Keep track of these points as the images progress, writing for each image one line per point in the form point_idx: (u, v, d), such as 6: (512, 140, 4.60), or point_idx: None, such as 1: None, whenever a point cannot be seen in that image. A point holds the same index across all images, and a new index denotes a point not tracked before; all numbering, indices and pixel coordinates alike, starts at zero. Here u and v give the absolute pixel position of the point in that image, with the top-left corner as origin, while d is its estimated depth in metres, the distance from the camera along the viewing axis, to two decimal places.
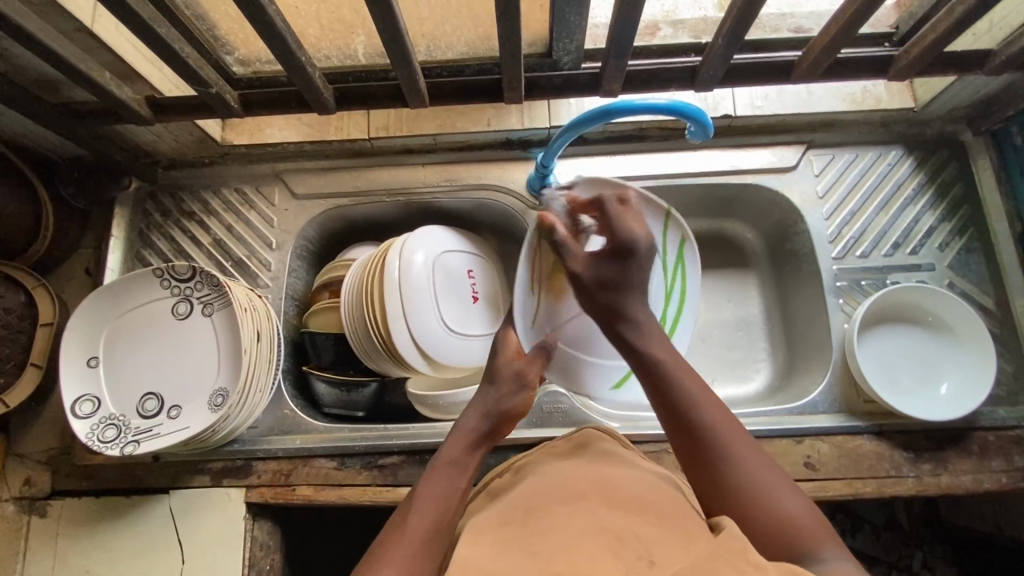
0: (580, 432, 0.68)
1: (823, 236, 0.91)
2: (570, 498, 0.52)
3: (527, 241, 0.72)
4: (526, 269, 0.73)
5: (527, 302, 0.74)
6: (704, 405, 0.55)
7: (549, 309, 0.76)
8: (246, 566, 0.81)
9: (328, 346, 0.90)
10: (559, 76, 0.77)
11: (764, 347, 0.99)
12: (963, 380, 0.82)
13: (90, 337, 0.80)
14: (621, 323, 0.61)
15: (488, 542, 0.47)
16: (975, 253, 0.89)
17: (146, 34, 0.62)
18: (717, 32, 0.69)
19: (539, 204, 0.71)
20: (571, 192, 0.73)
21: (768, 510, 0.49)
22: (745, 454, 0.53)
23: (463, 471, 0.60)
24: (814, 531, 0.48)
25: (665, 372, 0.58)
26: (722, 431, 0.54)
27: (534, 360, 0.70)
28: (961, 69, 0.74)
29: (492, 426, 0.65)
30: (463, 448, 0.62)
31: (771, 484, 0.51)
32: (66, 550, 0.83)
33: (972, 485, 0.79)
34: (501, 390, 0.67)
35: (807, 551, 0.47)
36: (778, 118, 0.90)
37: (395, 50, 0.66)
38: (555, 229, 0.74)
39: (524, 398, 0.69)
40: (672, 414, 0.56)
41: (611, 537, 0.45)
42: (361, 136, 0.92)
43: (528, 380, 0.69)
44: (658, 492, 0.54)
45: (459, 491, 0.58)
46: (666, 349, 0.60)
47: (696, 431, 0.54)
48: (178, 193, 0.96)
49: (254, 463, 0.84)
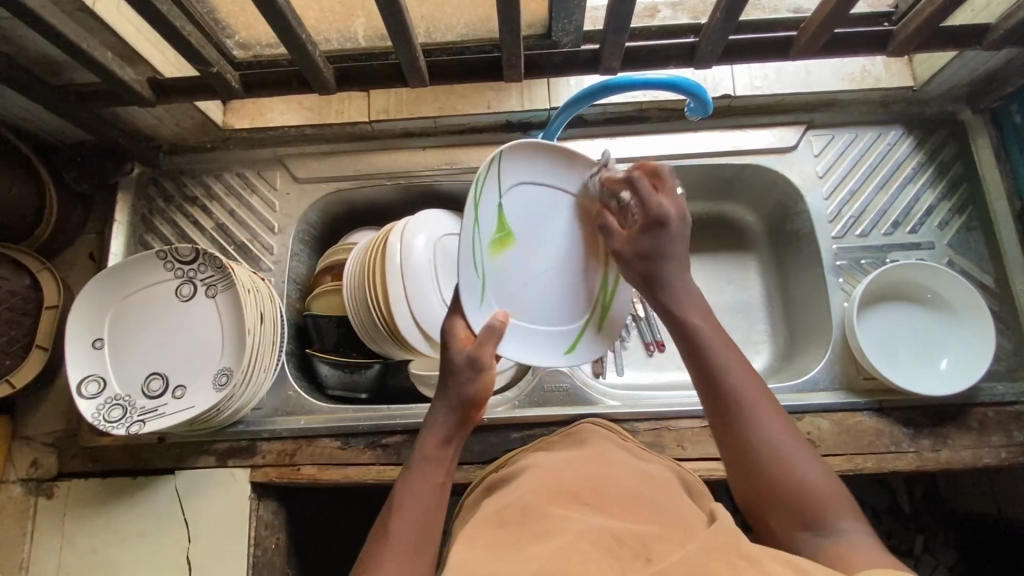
0: (578, 427, 0.71)
1: (822, 216, 0.91)
2: (568, 501, 0.53)
3: (471, 215, 0.59)
4: (472, 245, 0.60)
5: (477, 280, 0.61)
6: (740, 375, 0.57)
7: (499, 286, 0.65)
8: (252, 545, 0.82)
9: (331, 328, 0.91)
10: (558, 55, 0.77)
11: (764, 328, 1.00)
12: (963, 355, 0.82)
13: (95, 320, 0.80)
14: (658, 291, 0.63)
15: (488, 545, 0.48)
16: (975, 231, 0.89)
17: (149, 12, 0.62)
18: (714, 9, 0.69)
19: (486, 170, 0.61)
20: (511, 162, 0.64)
21: (791, 478, 0.52)
22: (775, 421, 0.55)
23: (439, 468, 0.61)
24: (830, 502, 0.51)
25: (700, 342, 0.59)
26: (754, 399, 0.56)
27: (486, 342, 0.61)
28: (960, 44, 0.74)
29: (460, 417, 0.64)
30: (436, 444, 0.63)
31: (796, 455, 0.53)
32: (73, 531, 0.83)
33: (972, 460, 0.79)
34: (457, 380, 0.63)
35: (818, 521, 0.50)
36: (778, 98, 0.91)
37: (396, 29, 0.66)
38: (498, 205, 0.63)
39: (484, 382, 0.63)
40: (709, 382, 0.58)
41: (607, 535, 0.46)
42: (361, 119, 0.93)
43: (482, 364, 0.62)
44: (654, 489, 0.56)
45: (440, 488, 0.61)
46: (702, 318, 0.61)
47: (726, 398, 0.56)
48: (180, 178, 0.97)
49: (258, 444, 0.85)
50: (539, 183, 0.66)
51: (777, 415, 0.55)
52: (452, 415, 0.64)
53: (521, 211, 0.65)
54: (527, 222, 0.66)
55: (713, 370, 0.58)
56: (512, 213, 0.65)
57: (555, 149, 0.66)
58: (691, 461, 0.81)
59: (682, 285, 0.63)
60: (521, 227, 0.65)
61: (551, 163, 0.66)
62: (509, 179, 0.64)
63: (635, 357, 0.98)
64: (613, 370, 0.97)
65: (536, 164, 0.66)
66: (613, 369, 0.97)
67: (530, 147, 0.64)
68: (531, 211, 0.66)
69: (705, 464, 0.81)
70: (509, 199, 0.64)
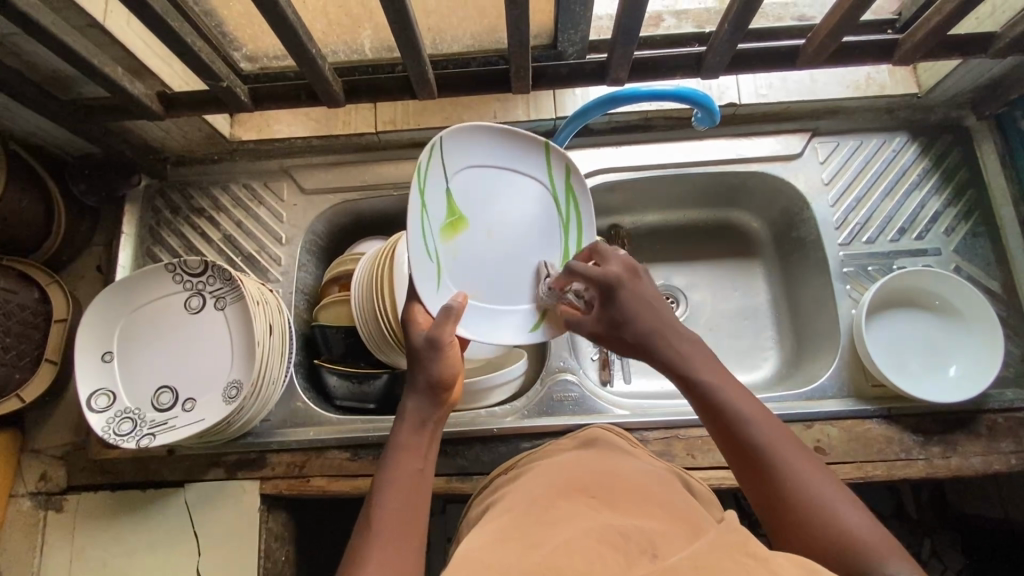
0: (587, 431, 0.70)
1: (829, 223, 0.91)
2: (574, 497, 0.51)
3: (420, 202, 0.61)
4: (423, 233, 0.61)
5: (432, 266, 0.62)
6: (760, 424, 0.55)
7: (453, 270, 0.66)
8: (262, 557, 0.82)
9: (339, 339, 0.91)
10: (565, 66, 0.77)
11: (771, 335, 1.00)
12: (971, 362, 0.82)
13: (104, 333, 0.81)
14: (655, 349, 0.62)
15: (493, 538, 0.47)
16: (982, 238, 0.89)
17: (160, 28, 0.62)
18: (722, 19, 0.69)
19: (428, 157, 0.61)
20: (452, 147, 0.65)
21: (833, 528, 0.48)
22: (808, 476, 0.51)
23: (416, 453, 0.60)
24: (877, 547, 0.46)
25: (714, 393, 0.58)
26: (776, 445, 0.54)
27: (445, 322, 0.61)
28: (965, 52, 0.75)
29: (430, 401, 0.63)
30: (411, 431, 0.61)
31: (832, 499, 0.50)
32: (83, 544, 0.83)
33: (981, 467, 0.79)
34: (423, 363, 0.62)
35: (870, 568, 0.45)
36: (783, 106, 0.91)
37: (405, 42, 0.66)
38: (445, 188, 0.64)
39: (450, 364, 0.63)
40: (730, 438, 0.56)
41: (613, 531, 0.44)
42: (368, 130, 0.93)
43: (445, 343, 0.61)
44: (662, 488, 0.55)
45: (420, 474, 0.58)
46: (715, 375, 0.59)
47: (755, 454, 0.54)
48: (187, 190, 0.97)
49: (268, 455, 0.85)
50: (478, 164, 0.68)
51: (804, 459, 0.53)
52: (424, 398, 0.63)
53: (470, 192, 0.67)
54: (473, 205, 0.67)
55: (728, 423, 0.56)
56: (458, 195, 0.66)
57: (495, 129, 0.67)
58: (701, 470, 0.81)
59: (676, 335, 0.62)
60: (468, 209, 0.67)
61: (487, 146, 0.68)
62: (451, 163, 0.65)
63: (643, 365, 0.98)
64: (620, 378, 0.97)
65: (476, 145, 0.67)
66: (621, 377, 0.97)
67: (466, 128, 0.65)
68: (478, 194, 0.68)
69: (714, 472, 0.81)
70: (453, 183, 0.66)
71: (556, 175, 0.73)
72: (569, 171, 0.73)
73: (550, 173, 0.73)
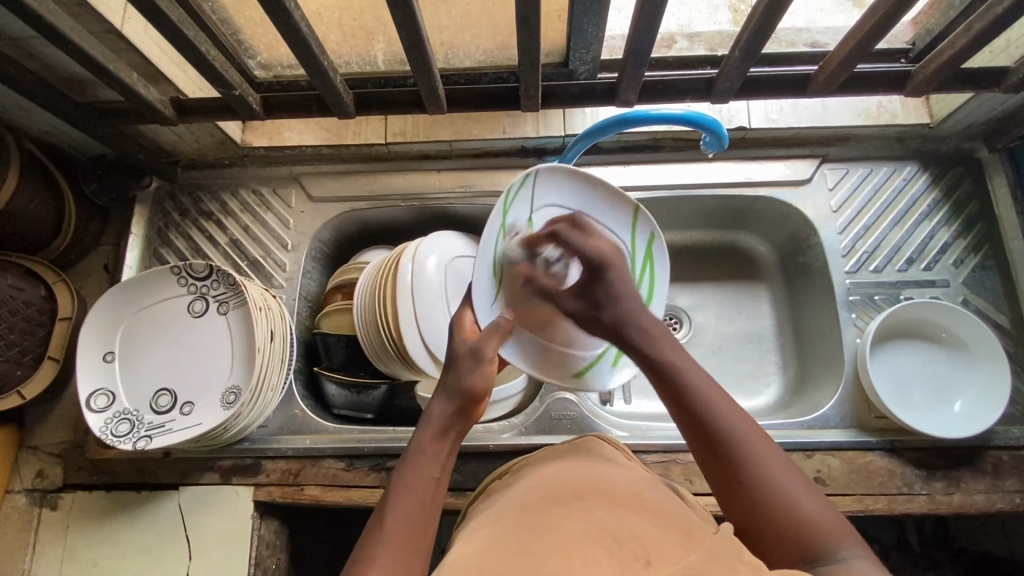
0: (582, 437, 0.67)
1: (836, 250, 0.91)
2: (567, 499, 0.50)
3: (501, 220, 0.65)
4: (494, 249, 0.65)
5: (493, 279, 0.66)
6: (722, 408, 0.53)
7: (515, 290, 0.68)
8: (252, 565, 0.81)
9: (339, 347, 0.90)
10: (575, 86, 0.77)
11: (775, 359, 0.99)
12: (977, 398, 0.81)
13: (107, 333, 0.81)
14: (627, 332, 0.61)
15: (486, 542, 0.46)
16: (991, 271, 0.88)
17: (176, 37, 0.63)
18: (733, 46, 0.69)
19: (521, 184, 0.66)
20: (547, 182, 0.69)
21: (784, 505, 0.48)
22: (763, 451, 0.50)
23: (437, 459, 0.58)
24: (833, 535, 0.46)
25: (674, 375, 0.56)
26: (737, 429, 0.52)
27: (492, 337, 0.64)
28: (978, 86, 0.75)
29: (459, 407, 0.61)
30: (433, 436, 0.59)
31: (791, 486, 0.49)
32: (75, 544, 0.83)
33: (985, 505, 0.78)
34: (460, 369, 0.63)
35: (824, 552, 0.45)
36: (793, 131, 0.91)
37: (417, 57, 0.67)
38: (528, 218, 0.68)
39: (485, 374, 0.63)
40: (686, 414, 0.54)
41: (606, 536, 0.43)
42: (378, 140, 0.94)
43: (486, 355, 0.63)
44: (656, 493, 0.53)
45: (437, 482, 0.56)
46: (678, 354, 0.58)
47: (711, 435, 0.52)
48: (196, 194, 0.98)
49: (263, 462, 0.85)
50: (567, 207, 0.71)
51: (766, 444, 0.51)
52: (453, 405, 0.61)
53: None
54: None
55: (693, 406, 0.53)
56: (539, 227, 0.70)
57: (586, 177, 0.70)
58: (698, 496, 0.80)
59: (651, 323, 0.62)
60: None
61: (581, 192, 0.71)
62: (543, 197, 0.69)
63: (645, 386, 0.97)
64: (620, 398, 0.96)
65: (571, 188, 0.71)
66: (620, 398, 0.96)
67: (569, 172, 0.69)
68: None
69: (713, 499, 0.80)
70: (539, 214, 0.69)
71: (639, 241, 0.76)
72: (652, 239, 0.76)
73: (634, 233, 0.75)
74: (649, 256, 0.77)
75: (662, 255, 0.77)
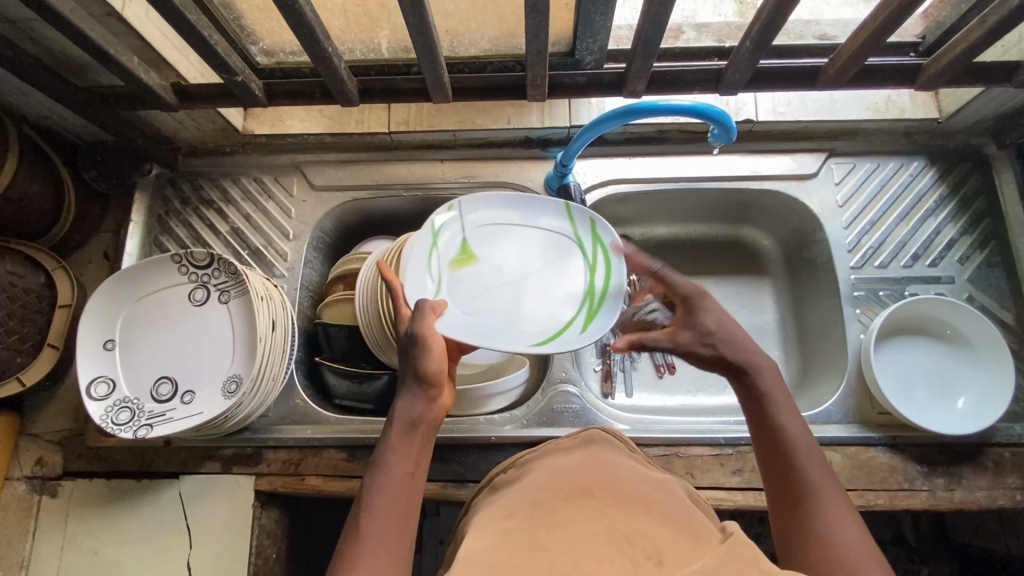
0: (587, 431, 0.66)
1: (841, 245, 0.90)
2: (577, 496, 0.49)
3: (431, 238, 0.80)
4: (430, 260, 0.79)
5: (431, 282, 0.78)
6: (809, 457, 0.56)
7: (456, 292, 0.80)
8: (253, 554, 0.81)
9: (341, 337, 0.90)
10: (582, 75, 0.76)
11: (777, 354, 0.98)
12: (981, 395, 0.81)
13: (107, 320, 0.81)
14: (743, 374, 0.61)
15: (494, 537, 0.46)
16: (996, 268, 0.88)
17: (178, 21, 0.62)
18: (743, 37, 0.68)
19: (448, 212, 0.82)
20: (472, 206, 0.84)
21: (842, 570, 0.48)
22: (838, 525, 0.51)
23: (408, 455, 0.57)
24: None
25: (776, 424, 0.58)
26: (820, 494, 0.53)
27: (421, 317, 0.64)
28: (988, 81, 0.74)
29: (418, 398, 0.60)
30: (402, 433, 0.59)
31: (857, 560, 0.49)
32: (75, 532, 0.83)
33: (986, 501, 0.78)
34: (410, 360, 0.62)
35: None
36: (801, 125, 0.90)
37: (423, 45, 0.66)
38: (460, 239, 0.83)
39: (436, 359, 0.62)
40: (776, 464, 0.56)
41: (618, 536, 0.43)
42: (381, 129, 0.93)
43: (427, 338, 0.62)
44: (664, 492, 0.53)
45: (410, 478, 0.56)
46: (789, 411, 0.59)
47: (793, 483, 0.55)
48: (197, 181, 0.97)
49: (264, 452, 0.85)
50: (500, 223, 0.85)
51: (845, 520, 0.52)
52: (413, 396, 0.61)
53: (486, 241, 0.84)
54: (487, 248, 0.84)
55: (787, 454, 0.56)
56: (473, 241, 0.84)
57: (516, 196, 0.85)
58: (699, 490, 0.80)
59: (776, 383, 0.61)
60: (480, 250, 0.83)
61: (507, 210, 0.85)
62: (472, 220, 0.84)
63: (647, 379, 0.97)
64: (622, 391, 0.96)
65: (504, 206, 0.85)
66: (622, 391, 0.96)
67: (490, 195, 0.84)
68: (492, 240, 0.84)
69: (714, 493, 0.80)
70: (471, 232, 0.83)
71: (581, 226, 0.85)
72: (593, 222, 0.84)
73: (577, 230, 0.85)
74: (597, 237, 0.84)
75: (608, 233, 0.84)
